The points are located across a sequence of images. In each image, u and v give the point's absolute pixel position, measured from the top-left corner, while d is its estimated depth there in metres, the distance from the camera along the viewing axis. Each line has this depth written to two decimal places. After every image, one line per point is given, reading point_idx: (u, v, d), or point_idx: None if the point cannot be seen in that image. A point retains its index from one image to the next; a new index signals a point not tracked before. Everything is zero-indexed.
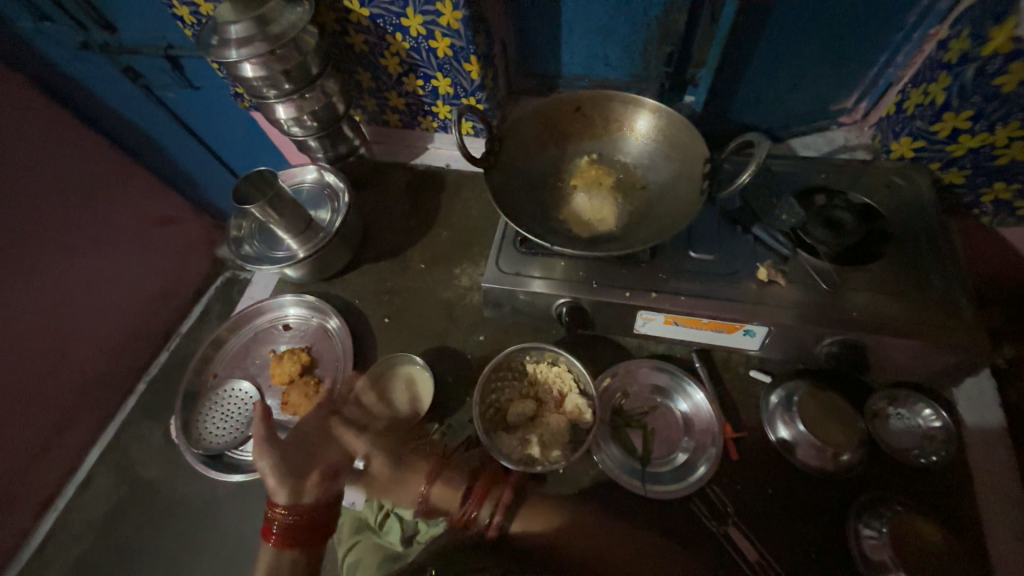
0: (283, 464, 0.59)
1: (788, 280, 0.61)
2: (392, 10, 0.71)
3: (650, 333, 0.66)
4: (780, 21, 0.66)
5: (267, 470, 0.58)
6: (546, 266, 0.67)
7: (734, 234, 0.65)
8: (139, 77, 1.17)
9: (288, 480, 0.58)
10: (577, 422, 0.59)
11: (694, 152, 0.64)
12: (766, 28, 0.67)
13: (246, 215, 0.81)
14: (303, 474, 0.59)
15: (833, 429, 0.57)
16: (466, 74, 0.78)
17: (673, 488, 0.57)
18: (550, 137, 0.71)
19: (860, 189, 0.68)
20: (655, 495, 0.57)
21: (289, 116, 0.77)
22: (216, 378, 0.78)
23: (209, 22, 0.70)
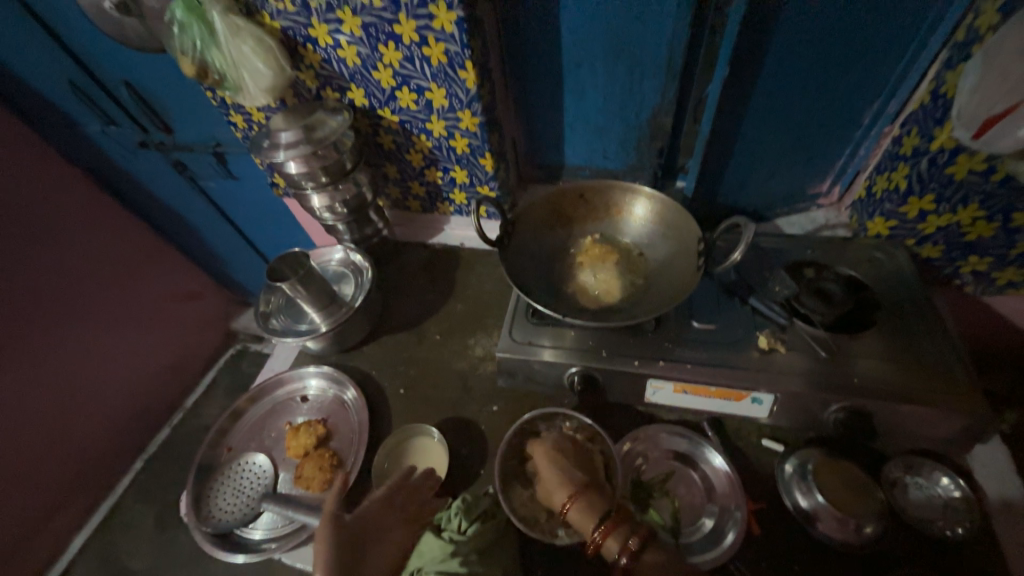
0: (339, 554, 0.50)
1: (788, 347, 0.64)
2: (419, 117, 0.83)
3: (660, 402, 0.68)
4: (753, 122, 0.77)
5: (317, 558, 0.49)
6: (556, 336, 0.71)
7: (732, 304, 0.70)
8: (186, 169, 1.31)
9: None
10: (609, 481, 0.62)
11: (689, 232, 0.71)
12: (742, 128, 0.78)
13: (275, 291, 0.87)
14: (357, 573, 0.50)
15: (848, 499, 0.57)
16: (482, 166, 0.88)
17: (710, 558, 0.56)
18: (557, 220, 0.79)
19: (844, 263, 0.74)
20: (694, 568, 0.55)
21: (323, 204, 0.87)
22: (230, 452, 0.78)
23: (264, 129, 0.83)
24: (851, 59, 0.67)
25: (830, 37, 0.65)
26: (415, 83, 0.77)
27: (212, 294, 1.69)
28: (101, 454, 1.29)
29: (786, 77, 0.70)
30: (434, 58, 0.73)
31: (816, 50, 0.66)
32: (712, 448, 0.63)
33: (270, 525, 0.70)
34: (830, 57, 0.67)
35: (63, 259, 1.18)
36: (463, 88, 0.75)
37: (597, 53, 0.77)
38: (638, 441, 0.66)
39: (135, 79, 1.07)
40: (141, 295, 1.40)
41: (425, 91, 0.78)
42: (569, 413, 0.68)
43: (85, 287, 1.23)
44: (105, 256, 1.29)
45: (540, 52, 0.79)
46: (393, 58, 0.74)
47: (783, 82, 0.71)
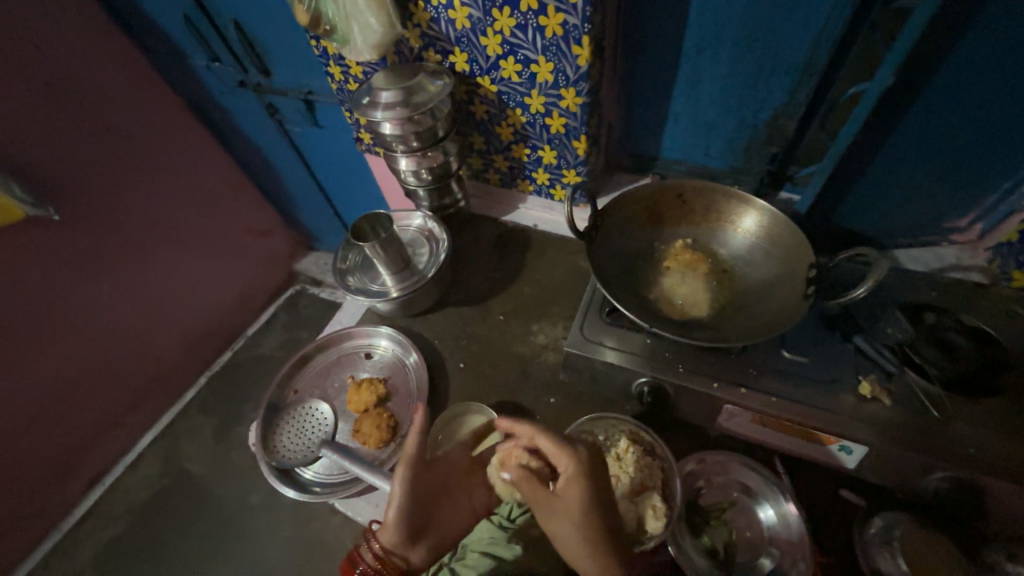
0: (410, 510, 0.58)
1: (893, 399, 0.58)
2: (518, 90, 0.79)
3: (732, 429, 0.64)
4: (901, 136, 0.68)
5: (393, 502, 0.57)
6: (629, 340, 0.68)
7: (833, 340, 0.64)
8: (276, 113, 1.34)
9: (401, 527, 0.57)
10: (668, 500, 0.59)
11: (798, 253, 0.64)
12: (883, 143, 0.69)
13: (353, 248, 0.89)
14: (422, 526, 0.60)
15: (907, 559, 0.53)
16: (573, 149, 0.84)
17: None
18: (649, 219, 0.74)
19: (970, 312, 0.65)
20: None
21: (409, 168, 0.86)
22: (297, 395, 0.82)
23: (363, 85, 0.82)
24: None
25: None
26: (522, 54, 0.73)
27: (281, 234, 1.78)
28: (172, 361, 1.45)
29: (962, 89, 0.60)
30: (548, 29, 0.68)
31: (1011, 59, 0.56)
32: (786, 494, 0.58)
33: (325, 469, 0.74)
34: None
35: (153, 185, 1.30)
36: (573, 65, 0.71)
37: (729, 39, 0.69)
38: (702, 465, 0.63)
39: (244, 20, 1.10)
40: (220, 227, 1.52)
41: (531, 64, 0.74)
42: (636, 425, 0.65)
43: (171, 214, 1.36)
44: (192, 187, 1.41)
45: (663, 31, 0.73)
46: (505, 25, 0.70)
47: (955, 92, 0.61)
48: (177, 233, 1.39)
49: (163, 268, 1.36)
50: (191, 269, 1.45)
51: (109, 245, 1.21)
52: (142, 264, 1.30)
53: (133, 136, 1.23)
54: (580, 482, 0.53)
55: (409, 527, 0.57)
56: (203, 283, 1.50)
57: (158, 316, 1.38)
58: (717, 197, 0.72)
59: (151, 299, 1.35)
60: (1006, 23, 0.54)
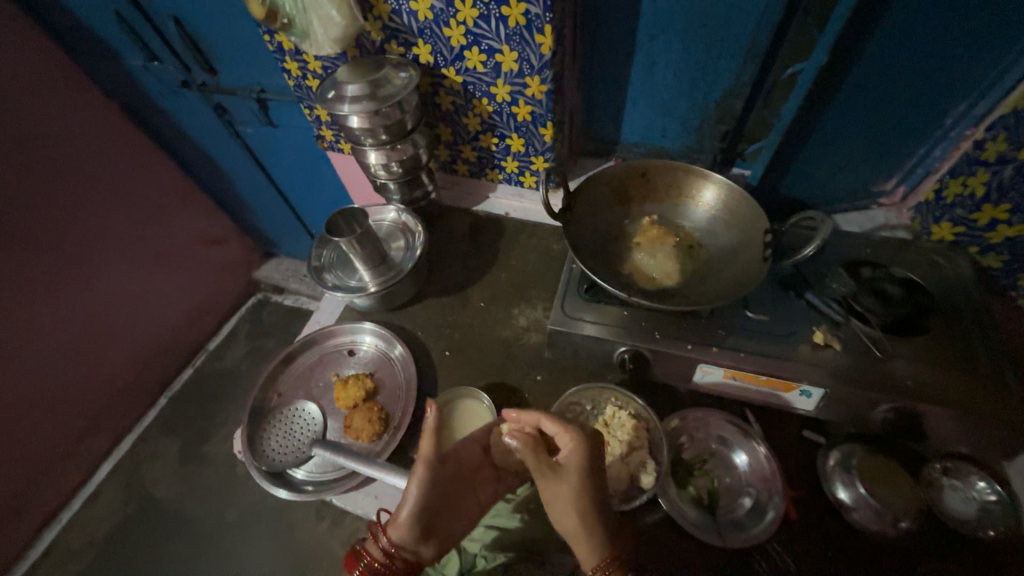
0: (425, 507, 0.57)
1: (842, 345, 0.65)
2: (484, 80, 0.81)
3: (707, 387, 0.69)
4: (834, 112, 0.75)
5: (412, 497, 0.56)
6: (607, 313, 0.72)
7: (788, 298, 0.70)
8: (226, 114, 1.28)
9: (416, 522, 0.56)
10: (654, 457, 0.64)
11: (754, 221, 0.70)
12: (820, 117, 0.76)
13: (326, 246, 0.88)
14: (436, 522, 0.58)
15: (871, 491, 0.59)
16: (540, 136, 0.87)
17: (749, 534, 0.59)
18: (617, 198, 0.78)
19: (900, 264, 0.74)
20: (733, 544, 0.58)
21: (378, 162, 0.86)
22: (280, 398, 0.81)
23: (325, 80, 0.81)
24: (956, 52, 0.64)
25: (940, 26, 0.62)
26: (486, 44, 0.75)
27: (236, 241, 1.71)
28: (128, 382, 1.37)
29: (880, 68, 0.68)
30: (511, 19, 0.70)
31: (919, 39, 0.64)
32: (757, 439, 0.64)
33: (319, 467, 0.74)
34: (935, 50, 0.65)
35: (93, 197, 1.22)
36: (537, 54, 0.73)
37: (681, 25, 0.74)
38: (682, 422, 0.68)
39: (185, 16, 1.04)
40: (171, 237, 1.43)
41: (496, 53, 0.76)
42: (620, 392, 0.69)
43: (115, 226, 1.28)
44: (136, 196, 1.33)
45: (619, 19, 0.76)
46: (469, 15, 0.72)
47: (878, 69, 0.69)
48: (124, 247, 1.31)
49: (111, 285, 1.28)
50: (142, 284, 1.37)
51: (48, 263, 1.13)
52: (86, 281, 1.22)
53: (67, 145, 1.14)
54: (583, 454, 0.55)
55: (424, 525, 0.57)
56: (157, 298, 1.42)
57: (110, 336, 1.30)
58: (687, 176, 0.76)
59: (100, 319, 1.26)
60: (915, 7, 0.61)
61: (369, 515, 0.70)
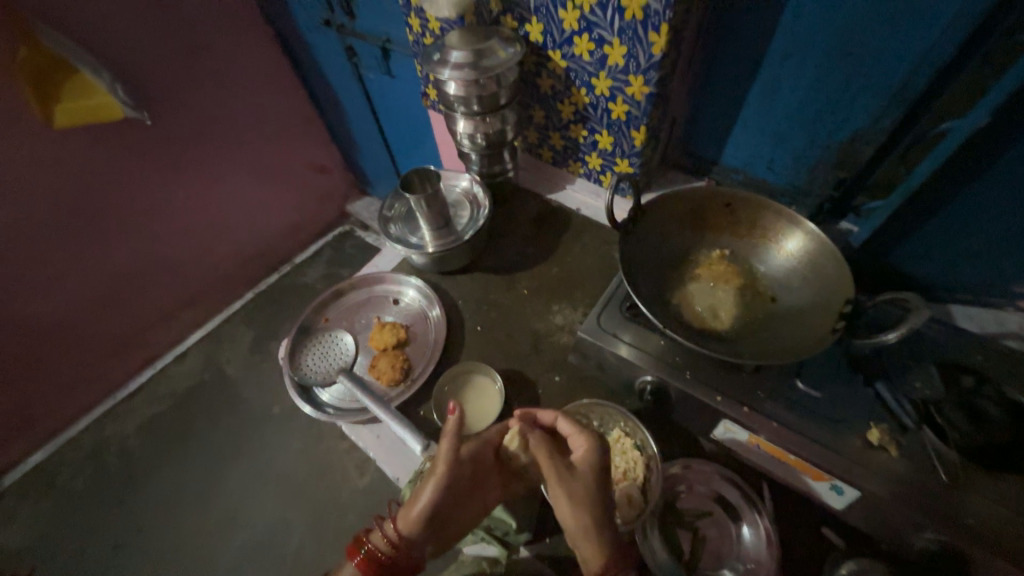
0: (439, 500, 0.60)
1: (900, 452, 0.56)
2: (587, 69, 0.78)
3: (727, 444, 0.64)
4: (987, 185, 0.62)
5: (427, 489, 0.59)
6: (642, 337, 0.69)
7: (853, 381, 0.62)
8: (354, 56, 1.39)
9: (429, 513, 0.59)
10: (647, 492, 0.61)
11: (839, 286, 0.61)
12: (965, 188, 0.64)
13: (399, 199, 0.93)
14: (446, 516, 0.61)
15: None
16: (630, 139, 0.83)
17: None
18: (691, 222, 0.73)
19: (1017, 384, 0.61)
20: None
21: (465, 131, 0.88)
22: (326, 323, 0.90)
23: (436, 42, 0.84)
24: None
25: None
26: (597, 33, 0.72)
27: (339, 173, 1.86)
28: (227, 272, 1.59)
29: None
30: (628, 12, 0.67)
31: None
32: (763, 515, 0.59)
33: (340, 393, 0.81)
34: None
35: (237, 108, 1.39)
36: (646, 52, 0.69)
37: (819, 49, 0.65)
38: (687, 470, 0.64)
39: None
40: (285, 157, 1.61)
41: (605, 45, 0.73)
42: (632, 420, 0.66)
43: (247, 137, 1.45)
44: (270, 115, 1.49)
45: (751, 31, 0.69)
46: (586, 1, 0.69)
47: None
48: (251, 157, 1.49)
49: (231, 186, 1.47)
50: (256, 191, 1.56)
51: (189, 156, 1.32)
52: (215, 179, 1.41)
53: (226, 58, 1.31)
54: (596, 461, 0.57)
55: (435, 516, 0.60)
56: (264, 207, 1.61)
57: (221, 229, 1.51)
58: (778, 224, 0.69)
59: (217, 213, 1.47)
60: None
61: (368, 450, 0.76)
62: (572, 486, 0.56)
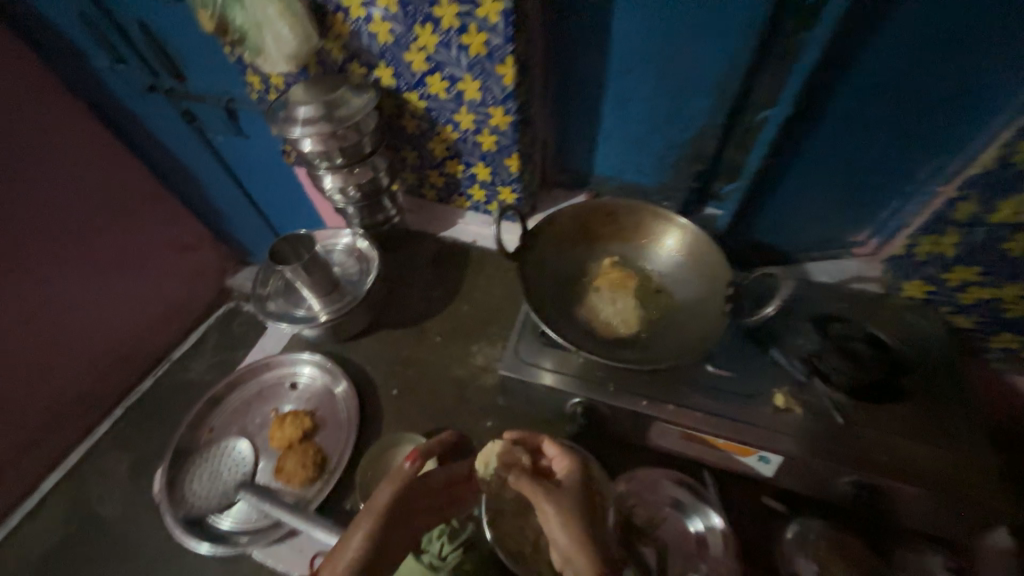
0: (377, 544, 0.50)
1: (804, 409, 0.61)
2: (447, 106, 0.77)
3: (663, 444, 0.65)
4: (804, 162, 0.73)
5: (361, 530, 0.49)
6: (561, 360, 0.68)
7: (752, 352, 0.67)
8: (195, 120, 1.24)
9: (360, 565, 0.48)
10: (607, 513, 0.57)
11: (718, 274, 0.67)
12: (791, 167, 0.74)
13: (274, 272, 0.83)
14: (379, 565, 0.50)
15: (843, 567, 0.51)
16: (507, 167, 0.84)
17: None
18: (581, 236, 0.75)
19: (870, 321, 0.70)
20: None
21: (335, 186, 0.82)
22: (211, 433, 0.76)
23: (280, 99, 0.77)
24: (933, 106, 0.61)
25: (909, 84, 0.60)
26: (448, 70, 0.72)
27: (208, 248, 1.64)
28: (79, 395, 1.28)
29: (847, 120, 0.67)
30: (472, 48, 0.67)
31: (887, 97, 0.63)
32: (714, 506, 0.60)
33: (241, 516, 0.68)
34: (905, 103, 0.63)
35: (56, 199, 1.14)
36: (499, 84, 0.70)
37: (649, 62, 0.71)
38: (633, 483, 0.64)
39: (151, 19, 0.99)
40: (136, 244, 1.36)
41: (458, 81, 0.73)
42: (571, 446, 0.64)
43: (76, 229, 1.20)
44: (105, 199, 1.26)
45: (590, 53, 0.74)
46: (430, 40, 0.69)
47: (848, 118, 0.67)
48: (86, 251, 1.23)
49: (65, 290, 1.20)
50: (101, 291, 1.29)
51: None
52: (39, 286, 1.14)
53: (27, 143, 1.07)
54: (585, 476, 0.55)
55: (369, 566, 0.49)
56: (117, 306, 1.34)
57: (61, 344, 1.21)
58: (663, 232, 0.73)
59: (50, 326, 1.18)
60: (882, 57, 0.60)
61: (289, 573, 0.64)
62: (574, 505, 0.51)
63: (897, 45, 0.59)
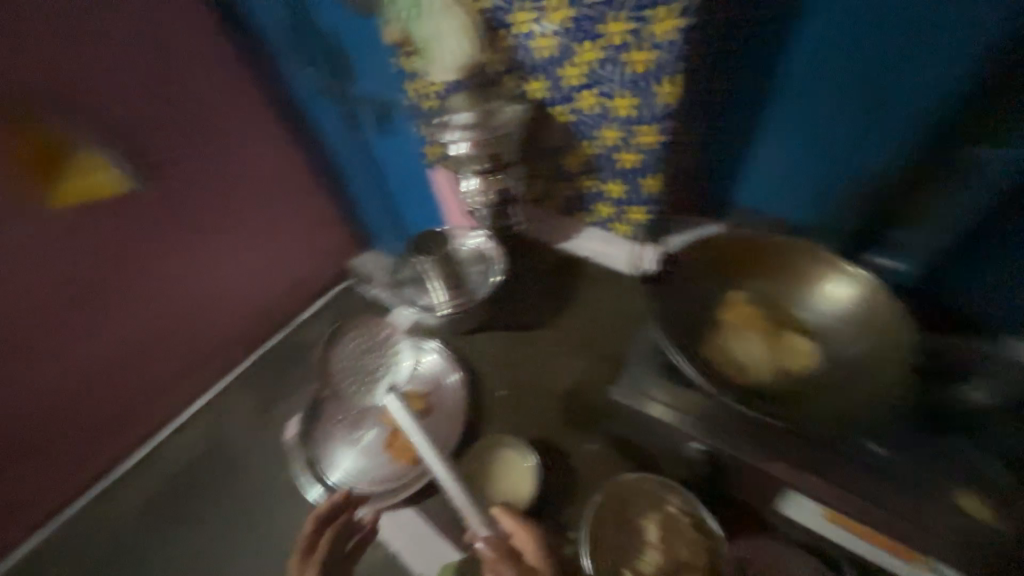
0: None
1: (1007, 515, 0.47)
2: (594, 122, 0.78)
3: (797, 519, 0.56)
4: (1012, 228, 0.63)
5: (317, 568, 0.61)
6: (684, 399, 0.62)
7: (931, 438, 0.53)
8: None
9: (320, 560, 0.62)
10: (866, 363, 0.58)
11: (895, 319, 0.58)
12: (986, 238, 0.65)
13: (408, 262, 0.91)
14: None
15: None
16: (642, 187, 0.82)
17: None
18: (718, 269, 0.70)
19: None
20: None
21: (475, 189, 0.84)
22: (338, 395, 0.84)
23: (444, 109, 0.87)
24: None
25: None
26: (602, 87, 0.72)
27: None
28: None
29: None
30: (636, 66, 0.67)
31: None
32: None
33: (347, 471, 0.76)
34: None
35: None
36: (655, 103, 0.69)
37: (825, 84, 0.67)
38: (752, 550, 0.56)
39: None
40: None
41: (611, 98, 0.73)
42: (682, 493, 0.59)
43: None
44: None
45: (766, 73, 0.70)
46: (590, 58, 0.70)
47: None
48: None
49: None
50: None
51: None
52: None
53: None
54: (853, 313, 0.61)
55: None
56: None
57: None
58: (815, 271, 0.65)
59: None
60: None
61: (393, 540, 0.72)
62: (841, 339, 0.61)
63: None
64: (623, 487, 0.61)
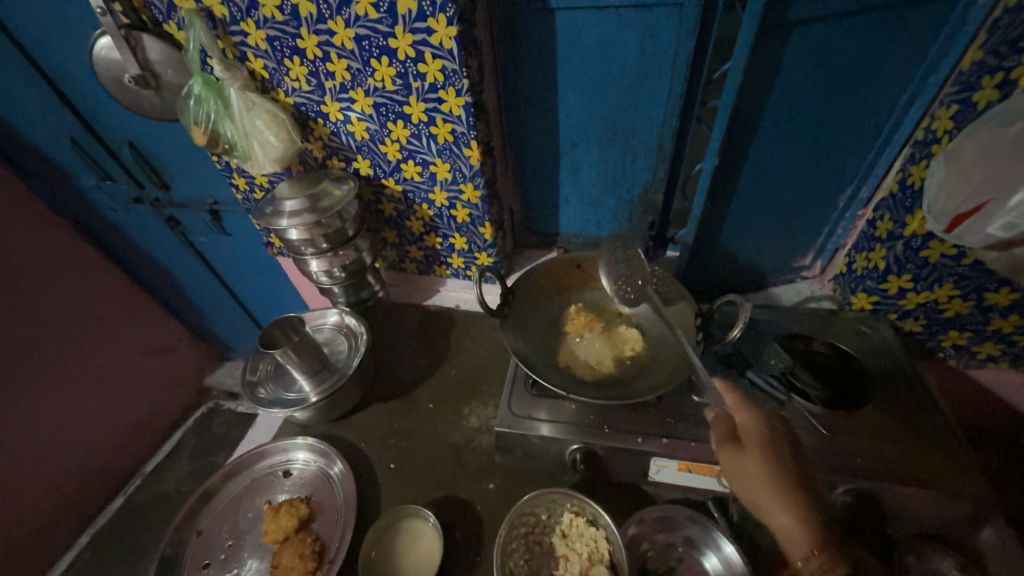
0: None
1: (790, 424, 0.64)
2: (422, 188, 0.86)
3: (665, 481, 0.65)
4: (737, 214, 0.83)
5: None
6: (554, 409, 0.69)
7: (731, 376, 0.70)
8: (178, 225, 1.27)
9: None
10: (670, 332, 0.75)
11: (678, 293, 0.77)
12: (725, 225, 0.85)
13: (264, 358, 0.85)
14: None
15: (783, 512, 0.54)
16: (481, 235, 0.91)
17: None
18: (554, 290, 0.82)
19: (828, 335, 0.76)
20: None
21: (320, 269, 0.87)
22: (201, 537, 0.71)
23: (266, 196, 0.84)
24: (826, 161, 0.75)
25: (812, 152, 0.74)
26: (420, 157, 0.81)
27: (187, 347, 1.61)
28: (39, 529, 1.13)
29: (764, 179, 0.78)
30: (440, 136, 0.77)
31: (792, 162, 0.75)
32: (723, 536, 0.59)
33: None
34: (806, 163, 0.75)
35: (30, 312, 1.10)
36: (467, 164, 0.79)
37: (575, 136, 0.83)
38: (643, 523, 0.62)
39: (139, 139, 1.06)
40: (112, 348, 1.31)
41: (430, 165, 0.81)
42: (576, 498, 0.64)
43: (49, 341, 1.14)
44: (80, 307, 1.22)
45: (541, 129, 0.84)
46: (401, 134, 0.78)
47: (758, 185, 0.79)
48: None
49: None
50: (72, 402, 1.20)
51: None
52: (8, 406, 1.05)
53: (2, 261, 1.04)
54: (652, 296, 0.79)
55: None
56: (88, 418, 1.25)
57: (26, 469, 1.10)
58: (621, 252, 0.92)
59: (18, 450, 1.08)
60: (773, 142, 0.73)
61: None
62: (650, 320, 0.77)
63: (778, 124, 0.70)
64: (523, 511, 0.64)
